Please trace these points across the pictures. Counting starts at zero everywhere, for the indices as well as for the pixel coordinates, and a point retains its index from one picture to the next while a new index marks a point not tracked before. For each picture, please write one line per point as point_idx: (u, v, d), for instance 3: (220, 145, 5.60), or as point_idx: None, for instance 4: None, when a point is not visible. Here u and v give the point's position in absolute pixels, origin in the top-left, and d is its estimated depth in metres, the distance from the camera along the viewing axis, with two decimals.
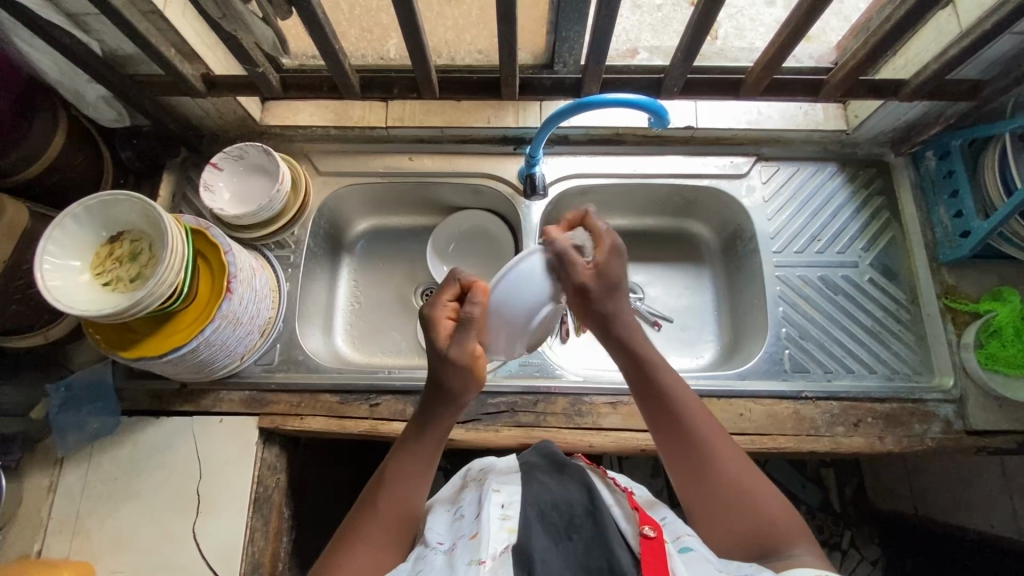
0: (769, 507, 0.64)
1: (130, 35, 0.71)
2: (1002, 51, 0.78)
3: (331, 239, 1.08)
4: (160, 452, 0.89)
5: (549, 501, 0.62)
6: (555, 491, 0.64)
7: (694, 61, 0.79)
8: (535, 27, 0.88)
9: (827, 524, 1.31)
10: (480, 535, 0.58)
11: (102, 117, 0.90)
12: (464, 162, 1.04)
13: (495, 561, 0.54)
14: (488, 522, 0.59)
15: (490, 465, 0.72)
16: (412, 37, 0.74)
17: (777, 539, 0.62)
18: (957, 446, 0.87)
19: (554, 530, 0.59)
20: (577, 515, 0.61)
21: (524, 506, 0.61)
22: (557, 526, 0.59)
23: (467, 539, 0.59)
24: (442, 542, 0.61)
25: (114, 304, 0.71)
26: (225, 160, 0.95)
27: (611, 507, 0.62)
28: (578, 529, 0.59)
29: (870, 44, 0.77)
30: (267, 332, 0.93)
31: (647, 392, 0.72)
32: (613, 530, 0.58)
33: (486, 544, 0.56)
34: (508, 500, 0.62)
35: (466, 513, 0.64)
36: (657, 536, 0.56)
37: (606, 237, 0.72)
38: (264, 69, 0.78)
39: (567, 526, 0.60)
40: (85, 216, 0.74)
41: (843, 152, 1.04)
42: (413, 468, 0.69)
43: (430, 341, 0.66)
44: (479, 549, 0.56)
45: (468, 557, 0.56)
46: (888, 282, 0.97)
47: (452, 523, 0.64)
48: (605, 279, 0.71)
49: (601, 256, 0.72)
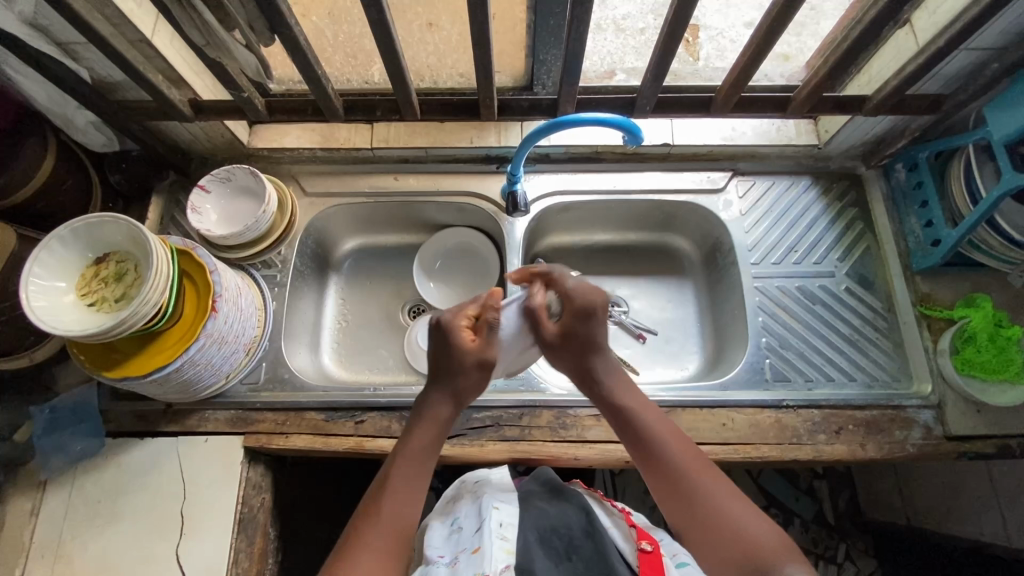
0: (742, 517, 0.64)
1: (118, 63, 0.73)
2: (957, 67, 0.82)
3: (318, 258, 1.10)
4: (145, 474, 0.88)
5: (549, 525, 0.64)
6: (554, 516, 0.66)
7: (663, 81, 0.82)
8: (514, 51, 0.92)
9: (822, 538, 1.30)
10: (481, 548, 0.58)
11: (92, 141, 0.92)
12: (449, 181, 1.06)
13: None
14: (488, 536, 0.60)
15: (486, 475, 0.75)
16: (392, 61, 0.76)
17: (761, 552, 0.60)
18: (937, 452, 0.88)
19: (554, 552, 0.60)
20: (576, 536, 0.62)
21: (523, 531, 0.62)
22: (557, 548, 0.61)
23: (470, 552, 0.59)
24: (443, 556, 0.62)
25: (98, 324, 0.72)
26: (213, 182, 0.97)
27: (609, 528, 0.64)
28: (579, 550, 0.60)
29: (831, 62, 0.79)
30: (253, 351, 0.93)
31: (613, 422, 0.75)
32: (612, 547, 0.61)
33: (488, 558, 0.57)
34: (507, 519, 0.62)
35: (465, 528, 0.65)
36: (655, 550, 0.58)
37: (573, 299, 0.76)
38: (249, 94, 0.80)
39: (567, 547, 0.61)
40: (71, 238, 0.75)
41: (816, 166, 1.07)
42: (414, 476, 0.70)
43: (450, 342, 0.74)
44: (482, 563, 0.56)
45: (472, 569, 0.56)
46: (864, 291, 0.99)
47: (452, 536, 0.65)
48: (573, 339, 0.76)
49: (568, 317, 0.76)
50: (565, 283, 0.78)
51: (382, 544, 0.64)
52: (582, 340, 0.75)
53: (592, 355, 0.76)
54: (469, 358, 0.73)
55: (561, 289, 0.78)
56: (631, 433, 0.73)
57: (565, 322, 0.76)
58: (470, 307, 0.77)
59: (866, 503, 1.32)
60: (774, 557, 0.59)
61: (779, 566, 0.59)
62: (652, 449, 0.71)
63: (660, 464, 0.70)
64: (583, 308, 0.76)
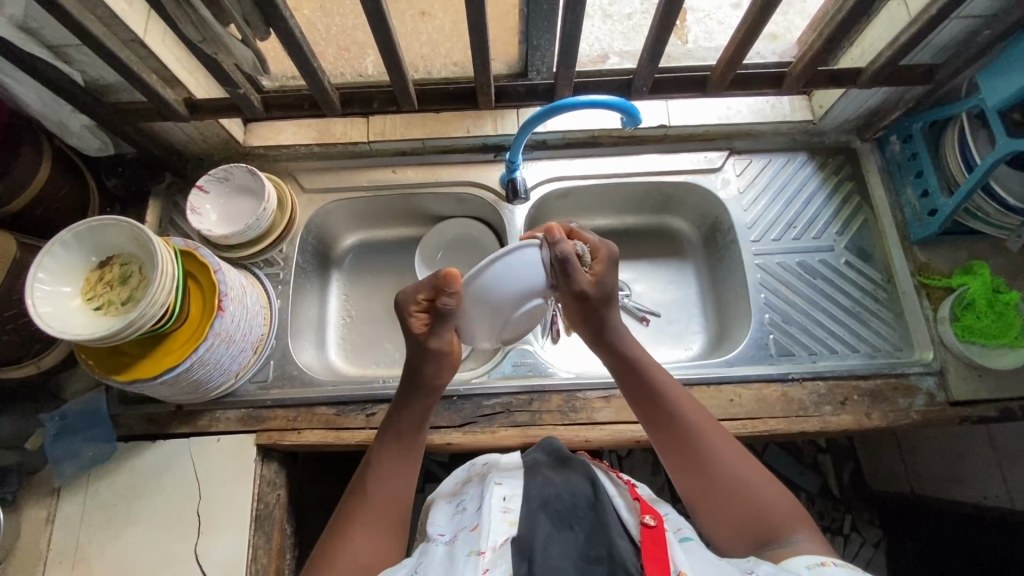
0: (761, 493, 0.65)
1: (113, 63, 0.73)
2: (950, 36, 0.82)
3: (319, 254, 1.10)
4: (159, 475, 0.89)
5: (552, 494, 0.65)
6: (558, 486, 0.66)
7: (660, 60, 0.82)
8: (507, 39, 0.93)
9: (828, 510, 1.33)
10: (481, 527, 0.60)
11: (87, 145, 0.92)
12: (447, 172, 1.06)
13: (493, 555, 0.56)
14: (491, 514, 0.61)
15: (495, 459, 0.76)
16: (388, 51, 0.76)
17: (777, 525, 0.62)
18: (942, 417, 0.90)
19: (557, 518, 0.61)
20: (580, 507, 0.63)
21: (526, 499, 0.63)
22: (560, 518, 0.61)
23: (468, 531, 0.62)
24: (444, 534, 0.64)
25: (106, 327, 0.72)
26: (211, 182, 0.96)
27: (615, 498, 0.64)
28: (579, 521, 0.60)
29: (824, 36, 0.79)
30: (260, 349, 0.94)
31: (632, 389, 0.74)
32: (613, 519, 0.60)
33: (488, 536, 0.58)
34: (508, 496, 0.64)
35: (468, 509, 0.67)
36: (657, 525, 0.56)
37: (600, 248, 0.71)
38: (245, 90, 0.80)
39: (569, 515, 0.61)
40: (73, 242, 0.74)
41: (811, 141, 1.07)
42: (404, 450, 0.72)
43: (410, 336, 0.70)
44: (479, 540, 0.58)
45: (468, 548, 0.58)
46: (864, 264, 1.00)
47: (453, 517, 0.67)
48: (603, 290, 0.71)
49: (600, 266, 0.71)
50: (587, 235, 0.72)
51: (376, 520, 0.67)
52: (604, 295, 0.71)
53: (610, 312, 0.72)
54: (426, 353, 0.69)
55: (587, 238, 0.72)
56: (651, 401, 0.72)
57: (600, 270, 0.71)
58: (420, 291, 0.70)
59: (870, 475, 1.34)
60: (789, 526, 0.62)
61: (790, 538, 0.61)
62: (672, 418, 0.71)
63: (679, 434, 0.70)
64: (614, 254, 0.72)
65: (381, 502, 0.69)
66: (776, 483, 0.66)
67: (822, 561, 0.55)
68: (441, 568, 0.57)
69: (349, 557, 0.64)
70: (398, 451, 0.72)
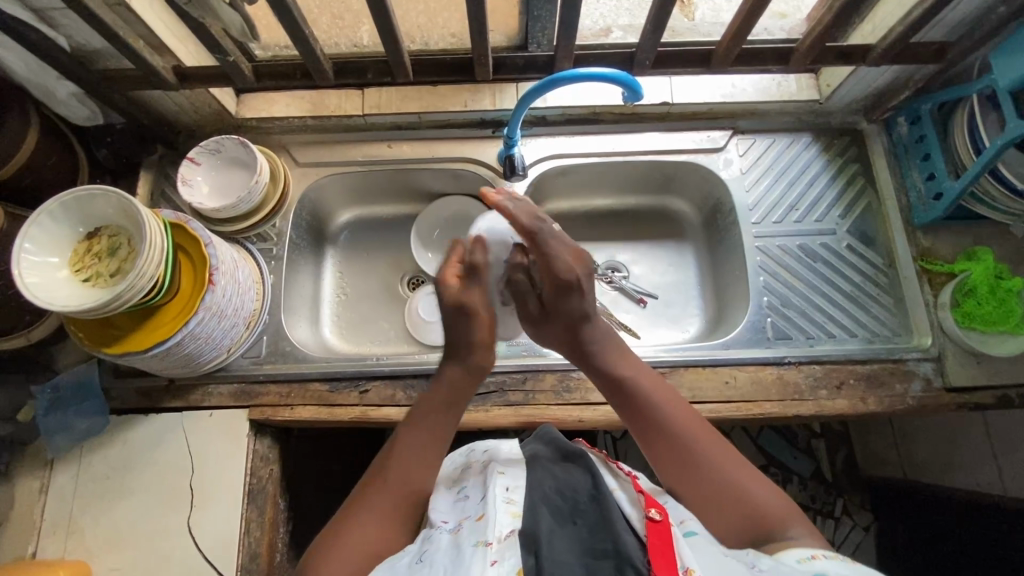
0: (754, 491, 0.64)
1: (97, 26, 0.70)
2: (965, 11, 0.79)
3: (314, 230, 1.08)
4: (152, 449, 0.89)
5: (554, 487, 0.62)
6: (560, 480, 0.64)
7: (662, 34, 0.79)
8: (505, 8, 0.90)
9: (821, 494, 1.34)
10: (486, 517, 0.58)
11: (75, 114, 0.89)
12: (444, 147, 1.04)
13: (499, 547, 0.54)
14: (494, 507, 0.59)
15: (494, 446, 0.76)
16: (382, 18, 0.73)
17: (772, 522, 0.61)
18: (938, 403, 0.89)
19: (559, 514, 0.58)
20: (582, 501, 0.60)
21: (529, 491, 0.61)
22: (562, 512, 0.58)
23: (474, 520, 0.59)
24: (446, 521, 0.61)
25: (95, 299, 0.71)
26: (202, 154, 0.94)
27: (616, 492, 0.62)
28: (583, 514, 0.58)
29: (834, 9, 0.76)
30: (253, 324, 0.93)
31: (615, 396, 0.73)
32: (618, 513, 0.57)
33: (492, 528, 0.56)
34: (511, 485, 0.62)
35: (470, 496, 0.65)
36: (663, 519, 0.55)
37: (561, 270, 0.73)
38: (235, 58, 0.77)
39: (571, 511, 0.59)
40: (61, 212, 0.73)
41: (817, 122, 1.05)
42: (436, 438, 0.70)
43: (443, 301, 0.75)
44: (486, 531, 0.56)
45: (475, 539, 0.56)
46: (865, 248, 0.99)
47: (456, 503, 0.65)
48: (563, 313, 0.74)
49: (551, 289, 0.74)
50: (550, 249, 0.74)
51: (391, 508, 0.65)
52: (570, 313, 0.74)
53: (585, 329, 0.75)
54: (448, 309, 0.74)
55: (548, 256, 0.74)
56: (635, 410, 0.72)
57: (546, 295, 0.75)
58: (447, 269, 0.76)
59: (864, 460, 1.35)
60: (781, 522, 0.61)
61: (788, 533, 0.60)
62: (656, 422, 0.70)
63: (665, 437, 0.69)
64: (564, 283, 0.73)
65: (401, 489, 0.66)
66: (762, 478, 0.66)
67: (811, 556, 0.55)
68: (446, 559, 0.54)
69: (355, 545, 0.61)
70: (429, 437, 0.70)
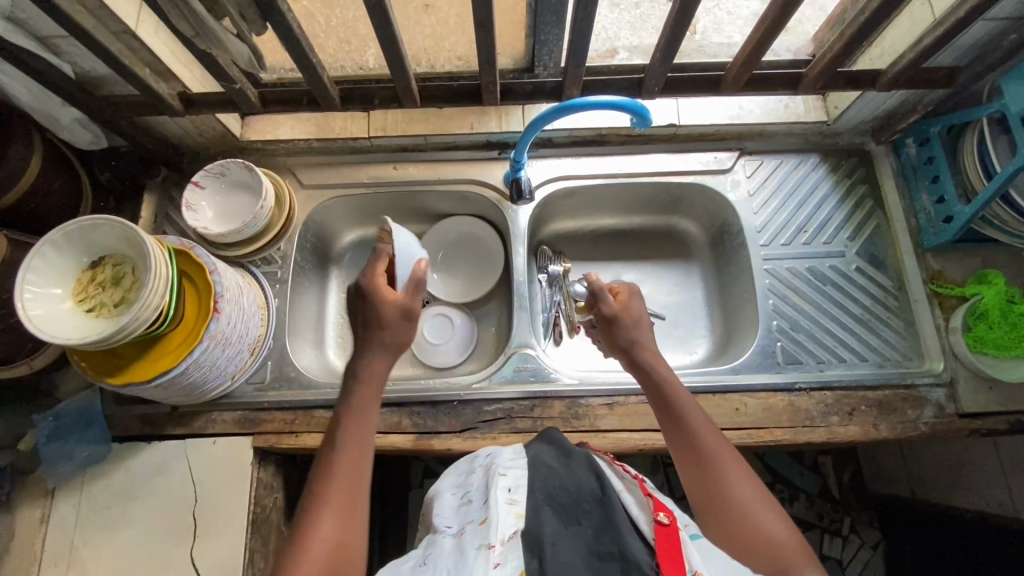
0: (766, 515, 0.62)
1: (102, 55, 0.69)
2: (977, 36, 0.78)
3: (318, 251, 1.07)
4: (154, 478, 0.87)
5: (558, 486, 0.61)
6: (564, 477, 0.63)
7: (672, 61, 0.78)
8: (513, 32, 0.88)
9: (829, 511, 1.32)
10: (489, 519, 0.58)
11: (79, 139, 0.89)
12: (450, 169, 1.04)
13: (503, 548, 0.54)
14: (497, 508, 0.59)
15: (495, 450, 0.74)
16: (390, 45, 0.72)
17: (783, 551, 0.59)
18: (951, 429, 0.88)
19: (563, 515, 0.57)
20: (586, 501, 0.58)
21: (533, 492, 0.61)
22: (565, 513, 0.58)
23: (476, 523, 0.59)
24: (450, 526, 0.62)
25: (99, 331, 0.70)
26: (206, 177, 0.94)
27: (621, 493, 0.60)
28: (587, 514, 0.57)
29: (846, 35, 0.75)
30: (258, 350, 0.92)
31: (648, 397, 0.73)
32: (623, 515, 0.56)
33: (495, 529, 0.56)
34: (514, 486, 0.62)
35: (473, 500, 0.65)
36: (672, 523, 0.53)
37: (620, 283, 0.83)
38: (241, 85, 0.76)
39: (576, 511, 0.58)
40: (64, 242, 0.72)
41: (824, 143, 1.04)
42: (366, 426, 0.68)
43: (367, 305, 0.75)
44: (488, 534, 0.56)
45: (477, 542, 0.56)
46: (875, 270, 0.98)
47: (459, 509, 0.65)
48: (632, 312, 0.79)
49: (623, 295, 0.82)
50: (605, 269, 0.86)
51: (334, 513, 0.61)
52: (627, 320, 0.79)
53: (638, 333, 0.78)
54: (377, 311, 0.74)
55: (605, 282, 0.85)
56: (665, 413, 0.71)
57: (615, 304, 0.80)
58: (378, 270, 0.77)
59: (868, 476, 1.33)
60: (792, 555, 0.59)
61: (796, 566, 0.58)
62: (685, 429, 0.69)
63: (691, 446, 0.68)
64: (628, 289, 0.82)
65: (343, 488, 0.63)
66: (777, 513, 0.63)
67: None
68: (448, 564, 0.55)
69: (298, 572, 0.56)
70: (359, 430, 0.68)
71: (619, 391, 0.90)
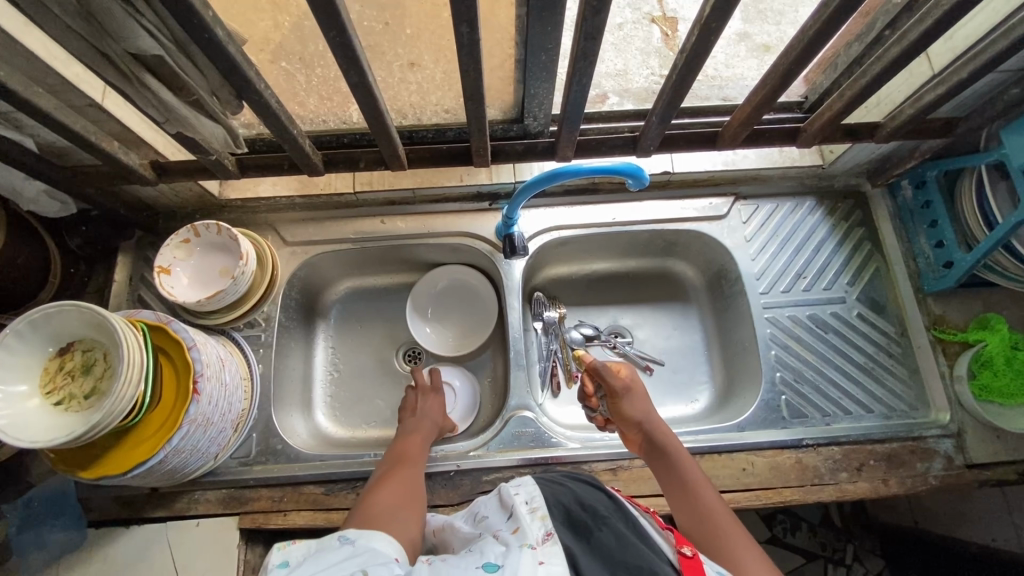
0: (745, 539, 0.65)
1: (67, 135, 0.65)
2: (976, 88, 0.77)
3: (304, 309, 1.03)
4: (133, 566, 0.82)
5: (576, 500, 0.61)
6: (579, 493, 0.63)
7: (680, 104, 0.72)
8: (502, 86, 0.80)
9: (829, 540, 1.18)
10: (519, 528, 0.56)
11: (46, 208, 0.84)
12: (440, 222, 1.01)
13: (546, 549, 0.52)
14: (524, 517, 0.58)
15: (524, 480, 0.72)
16: (377, 118, 0.69)
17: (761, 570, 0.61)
18: (960, 482, 0.86)
19: (586, 528, 0.57)
20: (607, 515, 0.59)
21: (553, 504, 0.60)
22: (587, 524, 0.58)
23: (508, 532, 0.57)
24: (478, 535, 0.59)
25: (68, 429, 0.65)
26: (166, 254, 0.88)
27: (639, 517, 0.61)
28: (611, 525, 0.58)
29: (847, 94, 0.73)
30: (241, 425, 0.87)
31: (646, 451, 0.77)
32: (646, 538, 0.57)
33: (529, 532, 0.55)
34: (532, 497, 0.61)
35: (489, 516, 0.63)
36: (696, 554, 0.54)
37: (614, 383, 0.79)
38: (218, 156, 0.72)
39: (598, 523, 0.58)
40: (28, 330, 0.67)
41: (820, 185, 1.03)
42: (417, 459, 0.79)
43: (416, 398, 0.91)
44: (526, 536, 0.55)
45: (518, 542, 0.54)
46: (876, 316, 0.96)
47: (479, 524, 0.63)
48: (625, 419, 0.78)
49: (615, 399, 0.80)
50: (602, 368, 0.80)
51: (398, 485, 0.72)
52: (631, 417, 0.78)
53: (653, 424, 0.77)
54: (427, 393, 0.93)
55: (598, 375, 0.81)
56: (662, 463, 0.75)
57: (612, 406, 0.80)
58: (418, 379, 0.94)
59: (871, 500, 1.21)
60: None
61: None
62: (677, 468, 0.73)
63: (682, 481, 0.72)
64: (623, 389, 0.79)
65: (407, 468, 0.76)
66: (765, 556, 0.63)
67: None
68: (493, 554, 0.52)
69: (374, 508, 0.67)
70: (420, 432, 0.85)
71: (623, 455, 0.87)
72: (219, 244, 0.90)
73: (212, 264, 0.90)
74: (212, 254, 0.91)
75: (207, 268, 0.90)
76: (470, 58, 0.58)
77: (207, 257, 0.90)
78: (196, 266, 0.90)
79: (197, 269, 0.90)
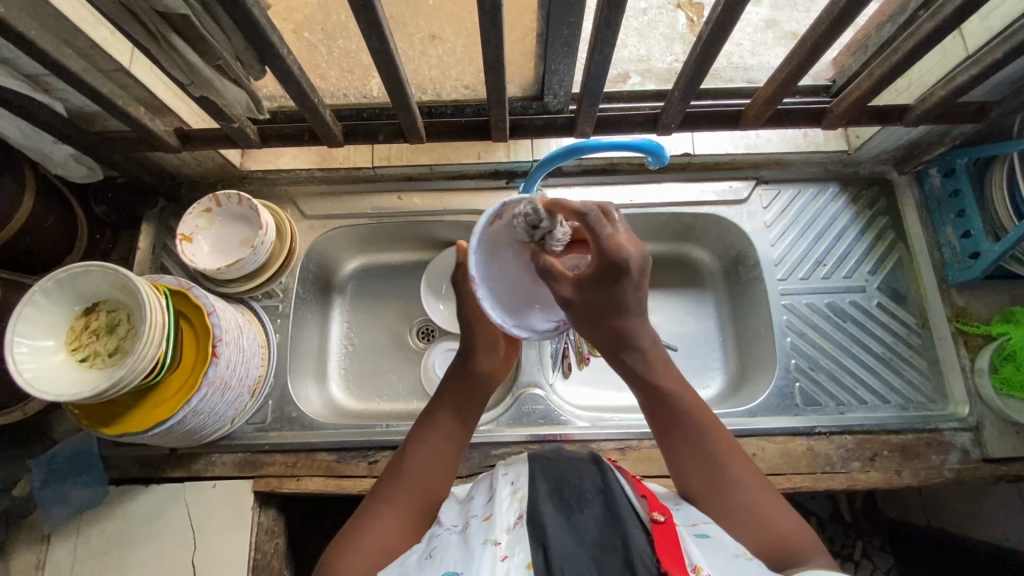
0: (775, 512, 0.57)
1: (95, 98, 0.66)
2: (1013, 71, 0.74)
3: (321, 282, 1.05)
4: (152, 523, 0.85)
5: (561, 478, 0.56)
6: (566, 470, 0.58)
7: (701, 81, 0.71)
8: (523, 61, 0.79)
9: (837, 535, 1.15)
10: (492, 516, 0.53)
11: (73, 173, 0.86)
12: (456, 199, 1.01)
13: (509, 540, 0.48)
14: (500, 502, 0.54)
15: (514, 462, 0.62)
16: (397, 87, 0.69)
17: (791, 547, 0.55)
18: (976, 475, 0.85)
19: (562, 507, 0.52)
20: (589, 492, 0.54)
21: (534, 481, 0.56)
22: (566, 499, 0.53)
23: (480, 520, 0.53)
24: (452, 524, 0.56)
25: (93, 385, 0.67)
26: (186, 221, 0.90)
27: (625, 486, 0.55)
28: (589, 504, 0.52)
29: (876, 73, 0.71)
30: (258, 391, 0.89)
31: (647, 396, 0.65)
32: (626, 509, 0.51)
33: (499, 521, 0.51)
34: (517, 479, 0.58)
35: (475, 499, 0.59)
36: (668, 520, 0.49)
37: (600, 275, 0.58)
38: (240, 124, 0.73)
39: (578, 501, 0.53)
40: (56, 289, 0.69)
41: (845, 172, 1.01)
42: (443, 444, 0.66)
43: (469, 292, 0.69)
44: (491, 530, 0.50)
45: (482, 537, 0.50)
46: (896, 306, 0.94)
47: (461, 508, 0.59)
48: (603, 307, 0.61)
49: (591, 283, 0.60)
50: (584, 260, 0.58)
51: (406, 493, 0.62)
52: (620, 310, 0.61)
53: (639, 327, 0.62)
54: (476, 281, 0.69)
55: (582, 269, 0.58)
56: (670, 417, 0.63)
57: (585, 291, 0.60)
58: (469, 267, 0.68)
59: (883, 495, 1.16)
60: (807, 551, 0.55)
61: (805, 562, 0.53)
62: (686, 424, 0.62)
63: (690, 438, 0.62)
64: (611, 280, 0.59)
65: (428, 456, 0.65)
66: (785, 502, 0.59)
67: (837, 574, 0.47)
68: (453, 559, 0.48)
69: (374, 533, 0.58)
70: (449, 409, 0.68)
71: (632, 435, 0.87)
72: (238, 214, 0.91)
73: (230, 233, 0.92)
74: (231, 223, 0.92)
75: (225, 237, 0.92)
76: (492, 25, 0.57)
77: (226, 226, 0.92)
78: (214, 233, 0.92)
79: (216, 236, 0.92)
